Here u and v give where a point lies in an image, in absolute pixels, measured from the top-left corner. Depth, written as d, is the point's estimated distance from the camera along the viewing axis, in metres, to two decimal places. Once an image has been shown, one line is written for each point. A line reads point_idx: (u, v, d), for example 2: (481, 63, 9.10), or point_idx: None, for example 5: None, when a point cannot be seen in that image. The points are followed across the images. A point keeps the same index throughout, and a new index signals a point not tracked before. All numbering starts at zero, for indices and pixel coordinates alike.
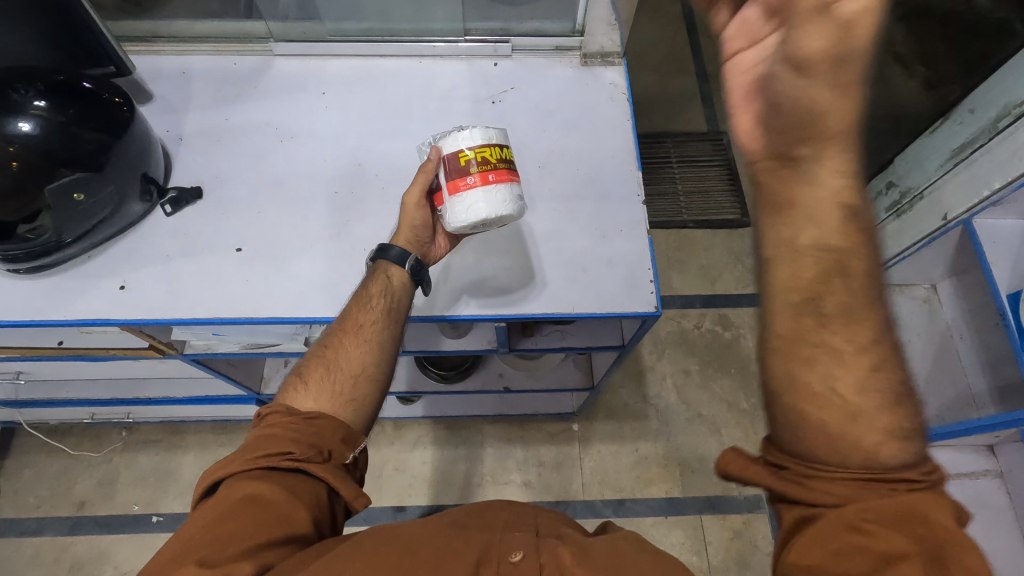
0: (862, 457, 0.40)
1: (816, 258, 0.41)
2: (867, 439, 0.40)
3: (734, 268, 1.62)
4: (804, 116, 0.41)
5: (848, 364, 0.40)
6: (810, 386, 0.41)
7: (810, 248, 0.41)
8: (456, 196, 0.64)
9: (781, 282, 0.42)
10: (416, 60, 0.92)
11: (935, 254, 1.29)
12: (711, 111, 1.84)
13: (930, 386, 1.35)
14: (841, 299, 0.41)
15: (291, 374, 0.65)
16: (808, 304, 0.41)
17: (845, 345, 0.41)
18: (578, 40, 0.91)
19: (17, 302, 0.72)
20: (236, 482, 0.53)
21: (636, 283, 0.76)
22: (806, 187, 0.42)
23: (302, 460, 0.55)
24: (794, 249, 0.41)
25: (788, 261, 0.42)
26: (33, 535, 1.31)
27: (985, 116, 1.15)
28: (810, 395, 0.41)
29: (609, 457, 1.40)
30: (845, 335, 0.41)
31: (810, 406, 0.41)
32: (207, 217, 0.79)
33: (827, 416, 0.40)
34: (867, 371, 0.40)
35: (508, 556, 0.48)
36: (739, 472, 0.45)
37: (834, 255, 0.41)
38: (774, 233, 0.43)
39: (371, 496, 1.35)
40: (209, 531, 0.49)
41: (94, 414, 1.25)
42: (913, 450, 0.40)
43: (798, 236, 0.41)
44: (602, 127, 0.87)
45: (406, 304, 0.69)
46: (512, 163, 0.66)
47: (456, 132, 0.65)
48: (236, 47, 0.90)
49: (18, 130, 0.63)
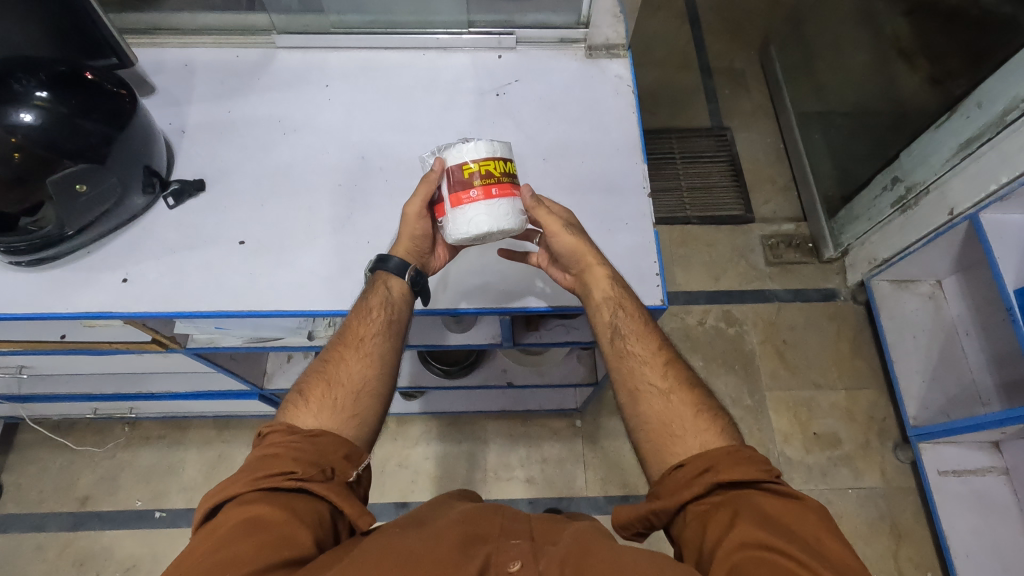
0: (696, 437, 0.58)
1: (611, 305, 0.68)
2: (678, 411, 0.60)
3: (738, 264, 1.61)
4: (578, 250, 0.69)
5: (649, 363, 0.65)
6: (634, 390, 0.64)
7: (603, 300, 0.68)
8: (457, 211, 0.62)
9: (598, 324, 0.68)
10: (420, 53, 0.91)
11: (940, 250, 1.29)
12: (715, 107, 1.83)
13: (934, 382, 1.34)
14: (633, 324, 0.67)
15: (291, 390, 0.64)
16: (615, 333, 0.67)
17: (645, 352, 0.66)
18: (583, 32, 0.90)
19: (19, 295, 0.72)
20: (236, 505, 0.51)
21: (642, 277, 0.76)
22: (595, 291, 0.69)
23: (305, 478, 0.54)
24: (596, 304, 0.68)
25: (596, 311, 0.69)
26: (35, 530, 1.31)
27: (992, 110, 1.14)
28: (633, 392, 0.64)
29: (613, 454, 1.39)
30: (642, 344, 0.66)
31: (638, 403, 0.63)
32: (210, 210, 0.79)
33: (649, 404, 0.62)
34: (664, 364, 0.65)
35: (506, 566, 0.47)
36: (634, 516, 0.57)
37: (618, 303, 0.68)
38: (586, 300, 0.70)
39: (374, 492, 1.35)
40: (207, 557, 0.47)
41: (97, 410, 1.25)
42: (718, 418, 0.61)
43: (593, 295, 0.69)
44: (607, 120, 0.86)
45: (406, 316, 0.70)
46: (516, 176, 0.65)
47: (461, 143, 0.64)
48: (239, 39, 0.90)
49: (19, 121, 0.62)
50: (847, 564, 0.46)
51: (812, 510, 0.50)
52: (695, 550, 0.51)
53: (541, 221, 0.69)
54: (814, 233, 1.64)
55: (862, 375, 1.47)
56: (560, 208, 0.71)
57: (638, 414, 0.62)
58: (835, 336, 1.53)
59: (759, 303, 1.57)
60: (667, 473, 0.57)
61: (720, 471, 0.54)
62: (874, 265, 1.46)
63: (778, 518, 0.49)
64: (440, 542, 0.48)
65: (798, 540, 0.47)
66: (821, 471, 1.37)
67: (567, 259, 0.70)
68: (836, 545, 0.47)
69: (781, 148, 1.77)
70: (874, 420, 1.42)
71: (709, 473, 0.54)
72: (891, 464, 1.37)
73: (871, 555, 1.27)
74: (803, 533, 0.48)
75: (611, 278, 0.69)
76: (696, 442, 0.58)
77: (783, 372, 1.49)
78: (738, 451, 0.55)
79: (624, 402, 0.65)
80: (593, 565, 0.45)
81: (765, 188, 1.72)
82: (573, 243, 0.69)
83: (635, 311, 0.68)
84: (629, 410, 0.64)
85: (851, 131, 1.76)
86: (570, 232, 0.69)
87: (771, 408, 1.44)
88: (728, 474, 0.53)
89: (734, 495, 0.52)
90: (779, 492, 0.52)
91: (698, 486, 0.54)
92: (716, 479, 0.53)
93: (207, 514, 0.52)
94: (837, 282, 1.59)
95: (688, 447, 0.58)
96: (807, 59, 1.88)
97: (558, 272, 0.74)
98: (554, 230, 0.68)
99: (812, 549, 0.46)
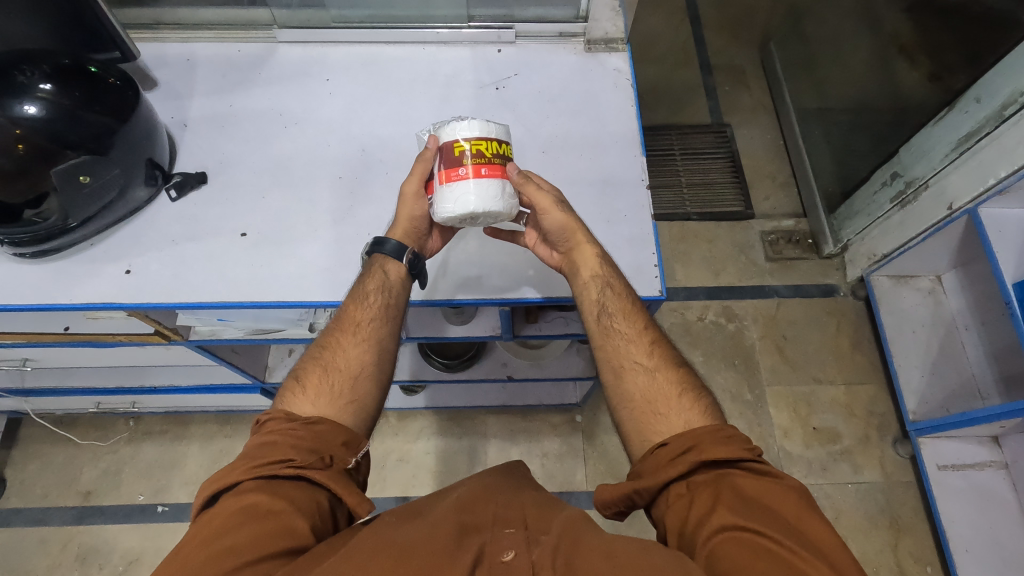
0: (682, 418, 0.60)
1: (599, 284, 0.69)
2: (663, 389, 0.63)
3: (738, 259, 1.62)
4: (572, 229, 0.69)
5: (635, 341, 0.67)
6: (619, 368, 0.65)
7: (592, 279, 0.69)
8: (448, 188, 0.63)
9: (585, 303, 0.69)
10: (420, 47, 0.92)
11: (940, 245, 1.29)
12: (714, 104, 1.83)
13: (934, 376, 1.34)
14: (620, 304, 0.68)
15: (289, 377, 0.65)
16: (603, 311, 0.68)
17: (632, 331, 0.67)
18: (582, 26, 0.90)
19: (23, 286, 0.73)
20: (234, 494, 0.52)
21: (641, 269, 0.76)
22: (585, 272, 0.70)
23: (303, 466, 0.54)
24: (584, 283, 0.70)
25: (584, 289, 0.69)
26: (39, 524, 1.32)
27: (991, 104, 1.14)
28: (618, 369, 0.65)
29: (612, 448, 1.40)
30: (628, 323, 0.67)
31: (623, 380, 0.65)
32: (212, 203, 0.79)
33: (634, 381, 0.64)
34: (649, 344, 0.67)
35: (500, 555, 0.47)
36: (617, 493, 0.58)
37: (606, 283, 0.69)
38: (573, 279, 0.71)
39: (374, 486, 1.36)
40: (206, 547, 0.47)
41: (100, 404, 1.26)
42: (702, 399, 0.62)
43: (582, 275, 0.70)
44: (606, 113, 0.86)
45: (402, 302, 0.70)
46: (508, 158, 0.65)
47: (455, 122, 0.64)
48: (240, 34, 0.91)
49: (23, 113, 0.63)
50: (829, 543, 0.47)
51: (791, 489, 0.52)
52: (677, 530, 0.52)
53: (531, 197, 0.68)
54: (813, 229, 1.64)
55: (862, 370, 1.48)
56: (547, 184, 0.70)
57: (623, 392, 0.64)
58: (834, 331, 1.53)
59: (759, 299, 1.57)
60: (651, 452, 0.58)
61: (704, 450, 0.55)
62: (874, 260, 1.46)
63: (759, 498, 0.51)
64: (435, 528, 0.49)
65: (778, 521, 0.49)
66: (821, 466, 1.37)
67: (558, 236, 0.70)
68: (816, 522, 0.49)
69: (781, 144, 1.78)
70: (874, 415, 1.42)
71: (692, 452, 0.55)
72: (891, 459, 1.38)
73: (871, 549, 1.28)
74: (784, 513, 0.49)
75: (600, 257, 0.70)
76: (680, 420, 0.60)
77: (783, 367, 1.49)
78: (720, 431, 0.57)
79: (608, 380, 0.66)
80: (586, 553, 0.46)
81: (764, 185, 1.72)
82: (564, 220, 0.69)
83: (622, 290, 0.69)
84: (614, 388, 0.65)
85: (851, 127, 1.77)
86: (562, 209, 0.69)
87: (771, 403, 1.45)
88: (711, 453, 0.54)
89: (717, 475, 0.54)
90: (760, 471, 0.53)
91: (682, 466, 0.55)
92: (700, 459, 0.54)
93: (206, 503, 0.53)
94: (837, 278, 1.59)
95: (672, 425, 0.60)
96: (807, 56, 1.89)
97: (547, 250, 0.74)
98: (546, 206, 0.68)
99: (793, 529, 0.48)
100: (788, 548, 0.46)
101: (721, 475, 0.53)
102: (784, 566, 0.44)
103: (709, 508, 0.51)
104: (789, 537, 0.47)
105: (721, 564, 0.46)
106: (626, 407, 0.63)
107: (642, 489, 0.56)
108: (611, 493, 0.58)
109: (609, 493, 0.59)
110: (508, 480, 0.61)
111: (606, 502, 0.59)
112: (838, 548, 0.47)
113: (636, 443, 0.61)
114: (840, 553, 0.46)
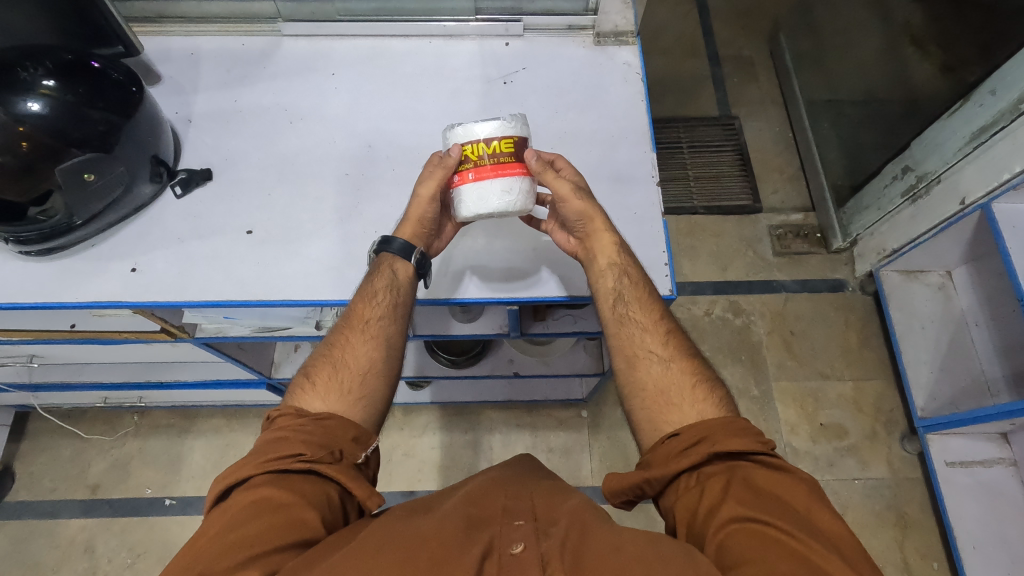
0: (698, 410, 0.59)
1: (616, 272, 0.68)
2: (676, 379, 0.62)
3: (745, 254, 1.60)
4: (586, 220, 0.68)
5: (649, 331, 0.66)
6: (632, 357, 0.65)
7: (608, 267, 0.68)
8: (454, 194, 0.65)
9: (600, 291, 0.69)
10: (426, 40, 0.90)
11: (950, 240, 1.27)
12: (722, 95, 1.81)
13: (943, 374, 1.33)
14: (635, 292, 0.67)
15: (298, 374, 0.65)
16: (618, 299, 0.67)
17: (647, 320, 0.66)
18: (591, 19, 0.89)
19: (28, 284, 0.72)
20: (245, 488, 0.51)
21: (649, 266, 0.75)
22: (600, 262, 0.69)
23: (313, 460, 0.54)
24: (600, 270, 0.69)
25: (598, 277, 0.69)
26: (47, 518, 1.33)
27: (1006, 97, 1.12)
28: (631, 358, 0.65)
29: (617, 442, 1.39)
30: (643, 313, 0.67)
31: (635, 369, 0.64)
32: (218, 199, 0.79)
33: (647, 371, 0.63)
34: (665, 334, 0.66)
35: (509, 547, 0.46)
36: (626, 486, 0.57)
37: (623, 273, 0.68)
38: (589, 267, 0.70)
39: (381, 481, 1.36)
40: (219, 540, 0.47)
41: (108, 398, 1.26)
42: (716, 393, 0.62)
43: (595, 265, 0.69)
44: (615, 108, 0.85)
45: (410, 299, 0.69)
46: (508, 153, 0.63)
47: (451, 131, 0.65)
48: (245, 27, 0.89)
49: (27, 110, 0.62)
50: (839, 536, 0.47)
51: (802, 482, 0.51)
52: (686, 522, 0.52)
53: (550, 185, 0.67)
54: (821, 222, 1.62)
55: (870, 365, 1.47)
56: (571, 170, 0.70)
57: (635, 384, 0.63)
58: (843, 326, 1.52)
59: (767, 293, 1.56)
60: (660, 443, 0.58)
61: (716, 442, 0.54)
62: (883, 255, 1.44)
63: (771, 491, 0.50)
64: (444, 521, 0.49)
65: (789, 513, 0.48)
66: (828, 462, 1.37)
67: (573, 223, 0.69)
68: (827, 515, 0.48)
69: (790, 137, 1.76)
70: (882, 411, 1.42)
71: (704, 444, 0.55)
72: (899, 455, 1.37)
73: (876, 544, 1.27)
74: (794, 506, 0.49)
75: (617, 245, 0.69)
76: (693, 412, 0.59)
77: (791, 362, 1.48)
78: (732, 423, 0.56)
79: (620, 371, 0.65)
80: (593, 547, 0.45)
81: (773, 178, 1.71)
82: (581, 208, 0.68)
83: (639, 279, 0.68)
84: (626, 377, 0.64)
85: (860, 120, 1.74)
86: (579, 196, 0.68)
87: (778, 398, 1.44)
88: (725, 444, 0.54)
89: (729, 466, 0.53)
90: (771, 465, 0.53)
91: (694, 457, 0.54)
92: (712, 450, 0.54)
93: (217, 498, 0.53)
94: (845, 273, 1.58)
95: (684, 417, 0.59)
96: (817, 46, 1.86)
97: (563, 236, 0.73)
98: (564, 195, 0.67)
99: (805, 523, 0.47)
100: (798, 540, 0.45)
101: (732, 467, 0.53)
102: (793, 557, 0.44)
103: (721, 497, 0.51)
104: (802, 530, 0.46)
105: (731, 555, 0.46)
106: (637, 397, 0.63)
107: (656, 480, 0.55)
108: (620, 485, 0.58)
109: (618, 487, 0.58)
110: (519, 473, 0.60)
111: (614, 493, 0.59)
112: (850, 543, 0.46)
113: (646, 434, 0.60)
114: (853, 549, 0.46)
